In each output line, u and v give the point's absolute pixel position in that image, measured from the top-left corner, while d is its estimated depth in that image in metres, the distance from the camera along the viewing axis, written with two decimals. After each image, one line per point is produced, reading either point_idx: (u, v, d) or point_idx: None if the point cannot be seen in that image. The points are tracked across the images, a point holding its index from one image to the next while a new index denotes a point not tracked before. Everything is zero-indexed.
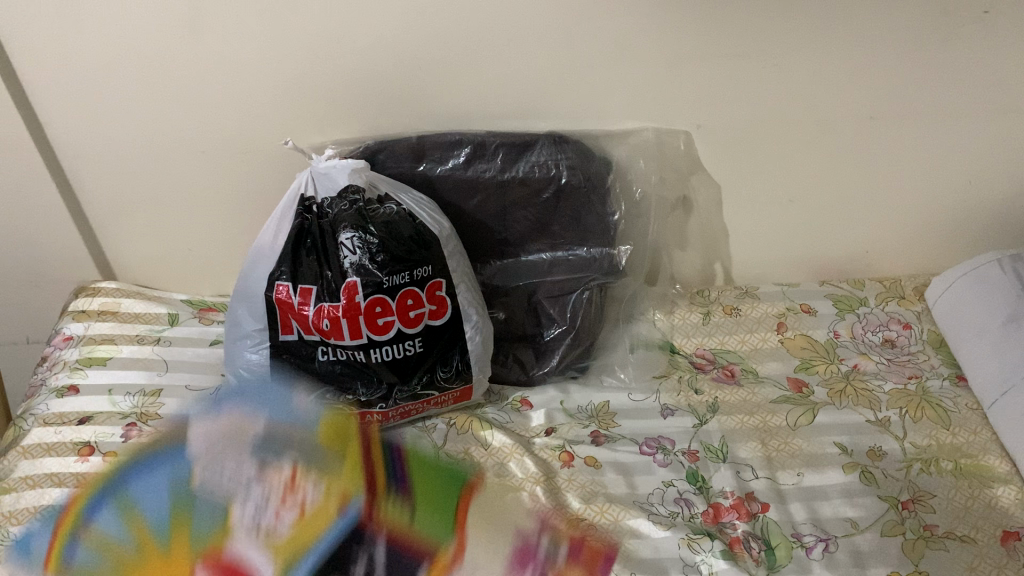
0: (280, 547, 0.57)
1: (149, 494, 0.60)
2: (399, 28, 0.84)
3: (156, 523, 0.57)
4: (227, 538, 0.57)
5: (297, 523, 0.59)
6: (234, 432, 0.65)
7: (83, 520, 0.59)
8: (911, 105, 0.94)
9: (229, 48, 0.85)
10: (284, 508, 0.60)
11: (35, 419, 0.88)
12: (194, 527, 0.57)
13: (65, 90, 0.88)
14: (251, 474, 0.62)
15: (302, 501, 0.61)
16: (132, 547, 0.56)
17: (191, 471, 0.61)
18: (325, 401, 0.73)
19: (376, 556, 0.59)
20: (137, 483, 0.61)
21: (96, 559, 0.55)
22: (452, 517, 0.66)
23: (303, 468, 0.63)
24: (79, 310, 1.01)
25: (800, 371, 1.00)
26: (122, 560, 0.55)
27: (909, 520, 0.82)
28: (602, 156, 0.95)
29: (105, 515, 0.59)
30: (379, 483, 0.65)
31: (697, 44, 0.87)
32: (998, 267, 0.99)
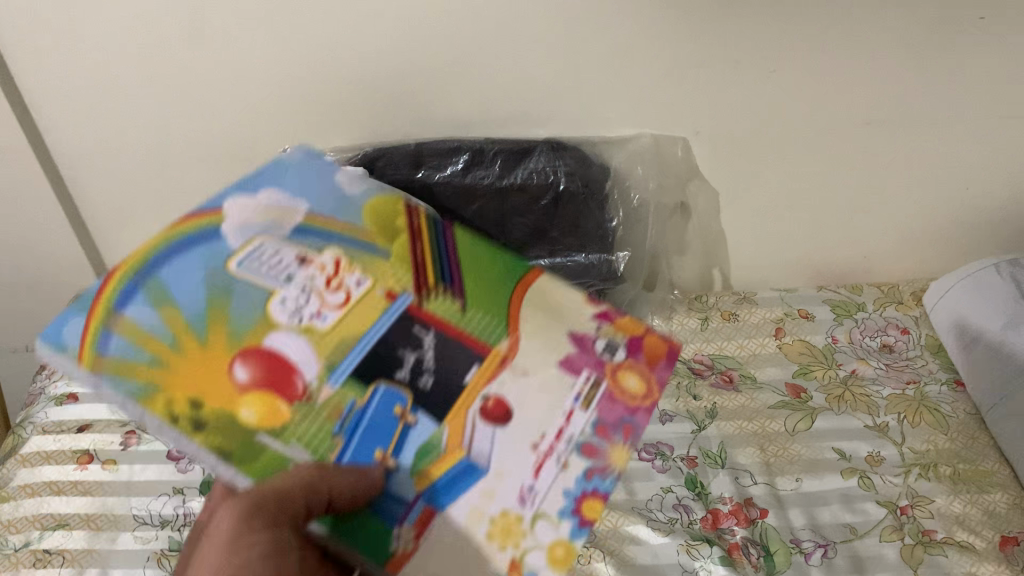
0: (322, 338, 0.51)
1: (181, 276, 0.52)
2: (397, 37, 0.84)
3: (191, 310, 0.50)
4: (270, 330, 0.50)
5: (344, 313, 0.52)
6: (274, 213, 0.57)
7: (110, 306, 0.49)
8: (910, 111, 0.94)
9: (227, 57, 0.85)
10: (326, 305, 0.52)
11: (34, 426, 0.88)
12: (232, 318, 0.50)
13: (64, 98, 0.88)
14: (290, 260, 0.54)
15: (345, 291, 0.53)
16: (170, 336, 0.48)
17: (233, 247, 0.54)
18: (370, 184, 0.63)
19: (432, 340, 0.53)
20: (171, 269, 0.52)
21: (135, 351, 0.47)
22: (511, 282, 0.58)
23: (344, 257, 0.55)
24: None
25: (799, 377, 1.00)
26: (163, 349, 0.48)
27: (908, 525, 0.83)
28: (600, 163, 0.96)
29: (138, 301, 0.50)
30: (423, 237, 0.59)
31: (694, 52, 0.87)
32: (995, 272, 0.99)
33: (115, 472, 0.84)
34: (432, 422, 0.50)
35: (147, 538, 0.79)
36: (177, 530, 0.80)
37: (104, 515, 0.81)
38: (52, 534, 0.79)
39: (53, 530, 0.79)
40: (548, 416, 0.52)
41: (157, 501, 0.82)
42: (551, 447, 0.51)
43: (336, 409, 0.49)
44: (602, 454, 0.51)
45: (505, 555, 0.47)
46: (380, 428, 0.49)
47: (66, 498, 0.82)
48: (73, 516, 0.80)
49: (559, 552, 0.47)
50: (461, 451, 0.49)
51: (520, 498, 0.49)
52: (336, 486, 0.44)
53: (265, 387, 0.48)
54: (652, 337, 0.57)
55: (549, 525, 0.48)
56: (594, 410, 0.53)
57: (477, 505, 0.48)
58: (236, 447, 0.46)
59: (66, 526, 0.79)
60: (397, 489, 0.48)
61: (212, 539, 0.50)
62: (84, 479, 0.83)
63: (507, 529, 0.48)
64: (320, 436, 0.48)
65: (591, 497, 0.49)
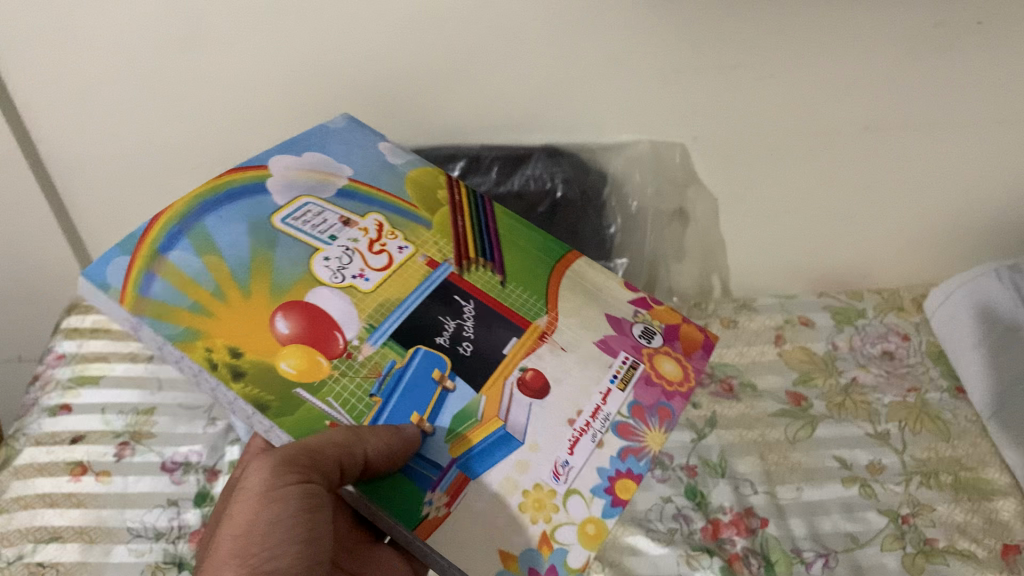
0: (364, 298, 0.55)
1: (227, 227, 0.57)
2: (391, 44, 0.84)
3: (236, 263, 0.55)
4: (313, 285, 0.55)
5: (387, 274, 0.57)
6: (320, 174, 0.63)
7: (158, 251, 0.54)
8: (909, 115, 0.94)
9: (219, 65, 0.84)
10: (369, 266, 0.57)
11: (28, 438, 0.87)
12: (276, 271, 0.55)
13: (56, 105, 0.87)
14: (336, 222, 0.59)
15: (387, 254, 0.59)
16: (213, 285, 0.53)
17: (280, 204, 0.59)
18: (413, 154, 0.68)
19: (473, 308, 0.58)
20: (218, 219, 0.57)
21: (178, 296, 0.52)
22: (548, 262, 0.64)
23: (389, 223, 0.61)
24: (71, 328, 0.98)
25: (799, 385, 0.99)
26: (206, 299, 0.53)
27: (910, 533, 0.83)
28: (597, 169, 0.97)
29: (184, 246, 0.55)
30: (464, 211, 0.64)
31: (691, 58, 0.86)
32: (996, 279, 0.98)
33: (108, 484, 0.84)
34: (470, 390, 0.54)
35: (141, 551, 0.80)
36: (171, 542, 0.80)
37: (97, 527, 0.80)
38: (46, 547, 0.78)
39: (47, 543, 0.79)
40: (584, 394, 0.56)
41: (151, 513, 0.82)
42: (587, 425, 0.55)
43: (375, 368, 0.52)
44: (638, 435, 0.56)
45: (538, 526, 0.50)
46: (418, 392, 0.53)
47: (60, 511, 0.81)
48: (67, 528, 0.80)
49: (590, 529, 0.51)
50: (497, 421, 0.53)
51: (555, 474, 0.52)
52: (373, 443, 0.47)
53: (306, 342, 0.52)
54: (688, 326, 0.63)
55: (580, 501, 0.52)
56: (632, 392, 0.58)
57: (512, 477, 0.51)
58: (273, 398, 0.50)
59: (60, 538, 0.79)
60: (431, 452, 0.51)
61: (238, 496, 0.51)
62: (77, 491, 0.83)
63: (539, 502, 0.51)
64: (356, 393, 0.51)
65: (625, 477, 0.54)
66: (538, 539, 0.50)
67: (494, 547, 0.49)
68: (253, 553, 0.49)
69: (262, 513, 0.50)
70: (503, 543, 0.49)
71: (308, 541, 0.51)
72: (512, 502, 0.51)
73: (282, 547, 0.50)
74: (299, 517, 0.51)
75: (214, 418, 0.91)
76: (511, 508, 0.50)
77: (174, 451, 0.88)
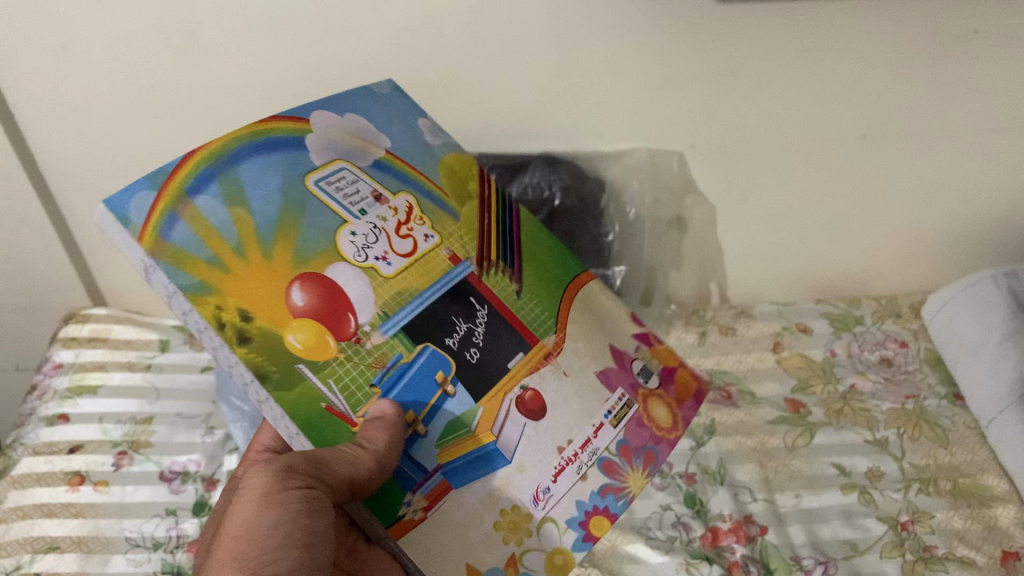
0: (384, 283, 0.51)
1: (254, 178, 0.49)
2: (389, 52, 0.84)
3: (261, 220, 0.48)
4: (335, 260, 0.50)
5: (410, 262, 0.53)
6: (357, 140, 0.56)
7: (179, 188, 0.46)
8: (905, 123, 0.94)
9: (216, 74, 0.84)
10: (394, 249, 0.53)
11: (25, 448, 0.87)
12: (300, 238, 0.49)
13: (55, 115, 0.87)
14: (367, 195, 0.54)
15: (414, 239, 0.54)
16: (233, 239, 0.47)
17: (314, 163, 0.53)
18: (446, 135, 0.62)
19: (486, 315, 0.55)
20: (242, 162, 0.49)
21: (195, 243, 0.45)
22: (563, 281, 0.61)
23: (419, 207, 0.56)
24: (69, 337, 1.00)
25: (797, 392, 0.99)
26: (224, 253, 0.46)
27: (909, 540, 0.82)
28: (595, 177, 0.97)
29: (207, 192, 0.47)
30: (492, 210, 0.60)
31: (688, 65, 0.86)
32: (992, 284, 0.98)
33: (107, 494, 0.83)
34: (470, 398, 0.52)
35: (139, 561, 0.78)
36: (169, 552, 0.79)
37: (95, 538, 0.80)
38: (42, 557, 0.77)
39: (44, 554, 0.78)
40: (578, 422, 0.55)
41: (149, 522, 0.82)
42: (575, 455, 0.54)
43: (381, 359, 0.49)
44: (621, 475, 0.55)
45: (508, 548, 0.50)
46: (415, 387, 0.50)
47: (57, 521, 0.80)
48: (64, 538, 0.79)
49: (558, 560, 0.51)
50: (489, 436, 0.52)
51: (535, 497, 0.52)
52: (381, 456, 0.46)
53: (319, 320, 0.48)
54: (684, 373, 0.63)
55: (554, 530, 0.52)
56: (622, 430, 0.57)
57: (492, 493, 0.50)
58: (278, 373, 0.45)
59: (57, 548, 0.78)
60: (420, 456, 0.50)
61: (239, 498, 0.49)
62: (75, 502, 0.82)
63: (516, 524, 0.50)
64: (359, 383, 0.48)
65: (601, 513, 0.54)
66: (507, 560, 0.50)
67: (463, 560, 0.48)
68: (252, 556, 0.47)
69: (262, 515, 0.48)
70: (471, 559, 0.48)
71: (308, 547, 0.49)
72: (489, 520, 0.50)
73: (281, 552, 0.48)
74: (300, 521, 0.49)
75: (212, 427, 0.92)
76: (487, 525, 0.50)
77: (172, 461, 0.88)
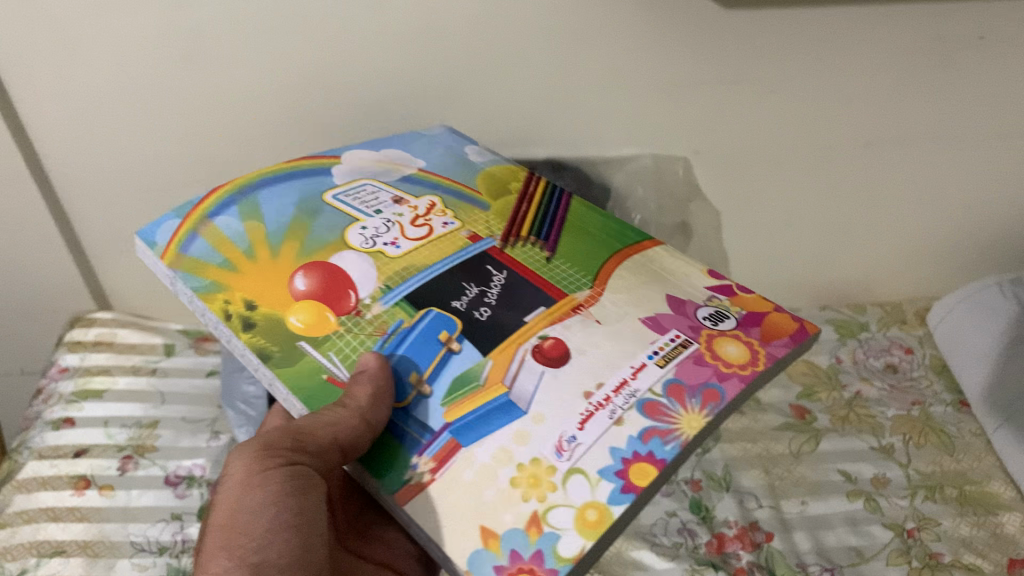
0: (389, 262, 0.54)
1: (274, 199, 0.60)
2: (395, 58, 0.84)
3: (273, 228, 0.57)
4: (341, 248, 0.55)
5: (421, 244, 0.57)
6: (391, 165, 0.66)
7: (207, 217, 0.58)
8: (910, 130, 0.94)
9: (222, 81, 0.85)
10: (404, 236, 0.57)
11: (30, 452, 0.87)
12: (307, 236, 0.56)
13: (62, 121, 0.88)
14: (387, 200, 0.61)
15: (430, 227, 0.58)
16: (246, 245, 0.56)
17: (336, 184, 0.63)
18: (500, 156, 0.70)
19: (503, 278, 0.54)
20: (267, 191, 0.61)
21: (211, 253, 0.55)
22: (613, 247, 0.59)
23: (443, 204, 0.62)
24: (74, 341, 0.99)
25: (802, 399, 0.99)
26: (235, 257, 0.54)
27: (915, 547, 0.82)
28: (601, 183, 0.96)
29: (230, 214, 0.58)
30: (532, 200, 0.64)
31: (693, 72, 0.87)
32: (998, 291, 0.99)
33: (112, 498, 0.83)
34: (477, 354, 0.49)
35: (144, 566, 0.78)
36: (175, 556, 0.79)
37: (101, 542, 0.79)
38: (49, 561, 0.77)
39: (50, 558, 0.77)
40: (609, 368, 0.47)
41: (154, 527, 0.82)
42: (606, 400, 0.46)
43: (381, 327, 0.50)
44: (670, 416, 0.45)
45: (528, 505, 0.41)
46: (422, 354, 0.49)
47: (62, 525, 0.80)
48: (70, 543, 0.79)
49: (591, 515, 0.40)
50: (501, 388, 0.47)
51: (558, 449, 0.43)
52: (366, 412, 0.45)
53: (319, 298, 0.51)
54: (778, 316, 0.51)
55: (584, 483, 0.42)
56: (672, 369, 0.47)
57: (507, 449, 0.44)
58: (276, 348, 0.49)
59: (62, 552, 0.78)
60: (425, 416, 0.47)
61: (224, 487, 0.49)
62: (81, 505, 0.82)
63: (535, 478, 0.42)
64: (358, 350, 0.49)
65: (644, 460, 0.42)
66: (526, 519, 0.41)
67: (475, 522, 0.41)
68: (239, 543, 0.47)
69: (244, 500, 0.48)
70: (484, 522, 0.41)
71: (298, 528, 0.48)
72: (502, 477, 0.43)
73: (270, 535, 0.47)
74: (285, 503, 0.48)
75: (218, 432, 0.92)
76: (501, 483, 0.42)
77: (177, 465, 0.88)
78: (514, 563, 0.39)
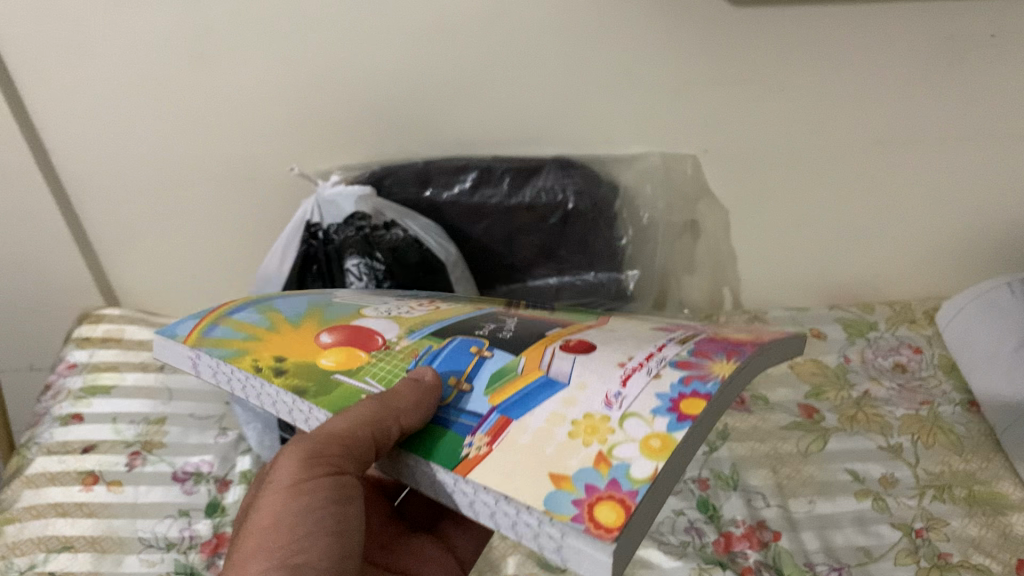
0: (407, 318, 0.61)
1: (285, 300, 0.67)
2: (404, 55, 0.84)
3: (291, 313, 0.63)
4: (360, 315, 0.62)
5: (432, 310, 0.64)
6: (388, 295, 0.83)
7: (217, 315, 0.63)
8: (920, 129, 0.94)
9: (233, 77, 0.85)
10: (416, 307, 0.65)
11: (39, 447, 0.88)
12: (324, 315, 0.62)
13: (73, 117, 0.88)
14: (395, 295, 0.70)
15: (437, 303, 0.67)
16: (269, 325, 0.61)
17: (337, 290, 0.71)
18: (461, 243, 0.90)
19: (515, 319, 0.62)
20: (277, 299, 0.67)
21: (234, 333, 0.59)
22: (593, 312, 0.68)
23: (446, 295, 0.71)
24: (83, 337, 1.01)
25: (810, 398, 0.99)
26: (254, 329, 0.60)
27: (923, 548, 0.81)
28: (608, 181, 0.96)
29: (243, 311, 0.63)
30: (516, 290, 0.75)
31: (703, 70, 0.87)
32: (1007, 291, 0.98)
33: (120, 494, 0.83)
34: (510, 354, 0.53)
35: (152, 561, 0.77)
36: (183, 552, 0.78)
37: (109, 538, 0.79)
38: (57, 556, 0.77)
39: (58, 553, 0.77)
40: (637, 350, 0.51)
41: (162, 523, 0.81)
42: (640, 365, 0.49)
43: (412, 351, 0.56)
44: (703, 366, 0.48)
45: (593, 450, 0.43)
46: (456, 359, 0.54)
47: (70, 521, 0.80)
48: (78, 538, 0.79)
49: (654, 444, 0.42)
50: (538, 372, 0.50)
51: (608, 404, 0.46)
52: (403, 416, 0.48)
53: (348, 344, 0.57)
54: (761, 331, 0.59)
55: (640, 422, 0.44)
56: (692, 346, 0.51)
57: (559, 411, 0.46)
58: (311, 384, 0.53)
59: (71, 548, 0.78)
60: (467, 404, 0.50)
61: (268, 490, 0.50)
62: (89, 501, 0.82)
63: (591, 428, 0.45)
64: (392, 370, 0.54)
65: (690, 397, 0.45)
66: (594, 458, 0.42)
67: (544, 471, 0.42)
68: (279, 546, 0.48)
69: (288, 506, 0.49)
70: (552, 467, 0.42)
71: (338, 535, 0.50)
72: (559, 433, 0.45)
73: (310, 539, 0.49)
74: (328, 510, 0.50)
75: (225, 428, 0.92)
76: (561, 437, 0.44)
77: (185, 461, 0.88)
78: (592, 494, 0.40)
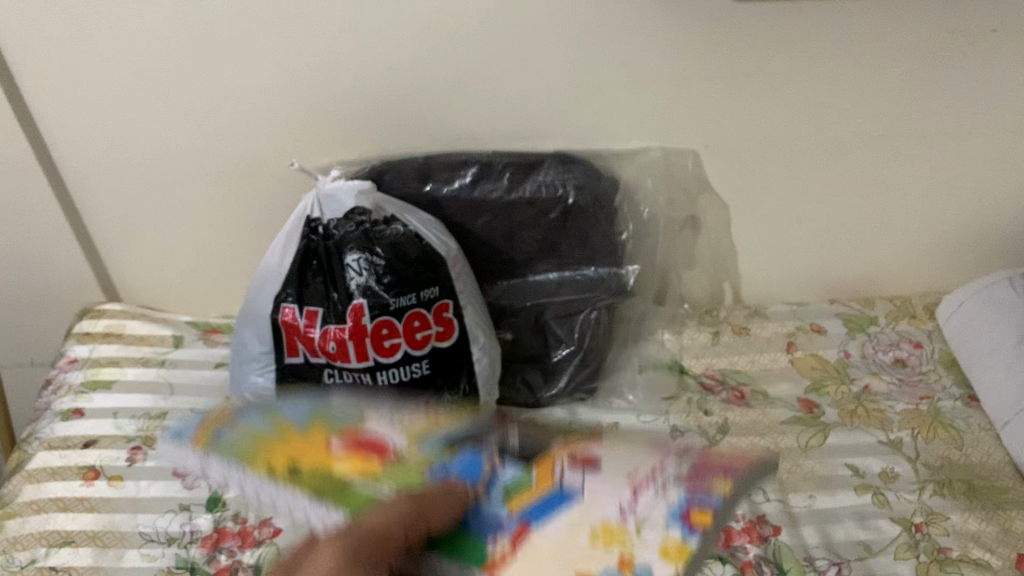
0: (411, 425, 0.70)
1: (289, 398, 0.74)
2: (405, 49, 0.84)
3: (294, 414, 0.69)
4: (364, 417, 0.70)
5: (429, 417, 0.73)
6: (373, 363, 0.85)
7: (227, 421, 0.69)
8: (920, 123, 0.94)
9: (234, 72, 0.85)
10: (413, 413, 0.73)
11: (40, 442, 0.88)
12: (329, 416, 0.69)
13: (73, 112, 0.88)
14: (390, 396, 0.79)
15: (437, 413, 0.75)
16: (275, 429, 0.68)
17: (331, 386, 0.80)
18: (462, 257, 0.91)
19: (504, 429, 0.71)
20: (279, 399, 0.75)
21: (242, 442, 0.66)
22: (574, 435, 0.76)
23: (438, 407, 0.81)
24: (84, 332, 1.01)
25: (810, 393, 0.99)
26: (264, 433, 0.67)
27: (923, 542, 0.81)
28: (609, 176, 0.95)
29: (251, 413, 0.71)
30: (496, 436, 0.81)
31: (704, 64, 0.87)
32: (1007, 285, 0.99)
33: (121, 489, 0.84)
34: (519, 469, 0.63)
35: (153, 556, 0.78)
36: (183, 547, 0.78)
37: (110, 532, 0.79)
38: (59, 551, 0.77)
39: (60, 548, 0.78)
40: (643, 461, 0.64)
41: (163, 518, 0.81)
42: (647, 479, 0.61)
43: (428, 459, 0.65)
44: (703, 482, 0.61)
45: (612, 556, 0.55)
46: (472, 471, 0.64)
47: (72, 515, 0.81)
48: (80, 533, 0.79)
49: (670, 551, 0.54)
50: (550, 485, 0.61)
51: (622, 511, 0.58)
52: (433, 513, 0.58)
53: (357, 449, 0.65)
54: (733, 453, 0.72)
55: (655, 531, 0.56)
56: (693, 463, 0.63)
57: (579, 517, 0.58)
58: (334, 492, 0.61)
59: (72, 542, 0.78)
60: (494, 509, 0.60)
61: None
62: (91, 496, 0.83)
63: (608, 534, 0.56)
64: (409, 474, 0.63)
65: (696, 508, 0.58)
66: (617, 563, 0.54)
67: (575, 566, 0.54)
68: None
69: None
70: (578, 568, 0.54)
71: None
72: (581, 537, 0.56)
73: None
74: None
75: None
76: (582, 542, 0.56)
77: None
78: None
